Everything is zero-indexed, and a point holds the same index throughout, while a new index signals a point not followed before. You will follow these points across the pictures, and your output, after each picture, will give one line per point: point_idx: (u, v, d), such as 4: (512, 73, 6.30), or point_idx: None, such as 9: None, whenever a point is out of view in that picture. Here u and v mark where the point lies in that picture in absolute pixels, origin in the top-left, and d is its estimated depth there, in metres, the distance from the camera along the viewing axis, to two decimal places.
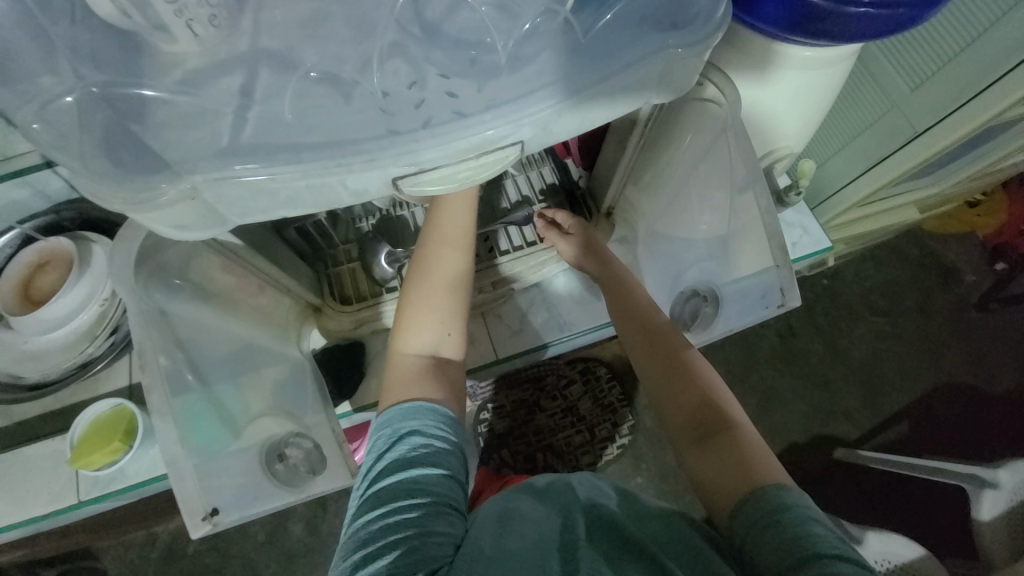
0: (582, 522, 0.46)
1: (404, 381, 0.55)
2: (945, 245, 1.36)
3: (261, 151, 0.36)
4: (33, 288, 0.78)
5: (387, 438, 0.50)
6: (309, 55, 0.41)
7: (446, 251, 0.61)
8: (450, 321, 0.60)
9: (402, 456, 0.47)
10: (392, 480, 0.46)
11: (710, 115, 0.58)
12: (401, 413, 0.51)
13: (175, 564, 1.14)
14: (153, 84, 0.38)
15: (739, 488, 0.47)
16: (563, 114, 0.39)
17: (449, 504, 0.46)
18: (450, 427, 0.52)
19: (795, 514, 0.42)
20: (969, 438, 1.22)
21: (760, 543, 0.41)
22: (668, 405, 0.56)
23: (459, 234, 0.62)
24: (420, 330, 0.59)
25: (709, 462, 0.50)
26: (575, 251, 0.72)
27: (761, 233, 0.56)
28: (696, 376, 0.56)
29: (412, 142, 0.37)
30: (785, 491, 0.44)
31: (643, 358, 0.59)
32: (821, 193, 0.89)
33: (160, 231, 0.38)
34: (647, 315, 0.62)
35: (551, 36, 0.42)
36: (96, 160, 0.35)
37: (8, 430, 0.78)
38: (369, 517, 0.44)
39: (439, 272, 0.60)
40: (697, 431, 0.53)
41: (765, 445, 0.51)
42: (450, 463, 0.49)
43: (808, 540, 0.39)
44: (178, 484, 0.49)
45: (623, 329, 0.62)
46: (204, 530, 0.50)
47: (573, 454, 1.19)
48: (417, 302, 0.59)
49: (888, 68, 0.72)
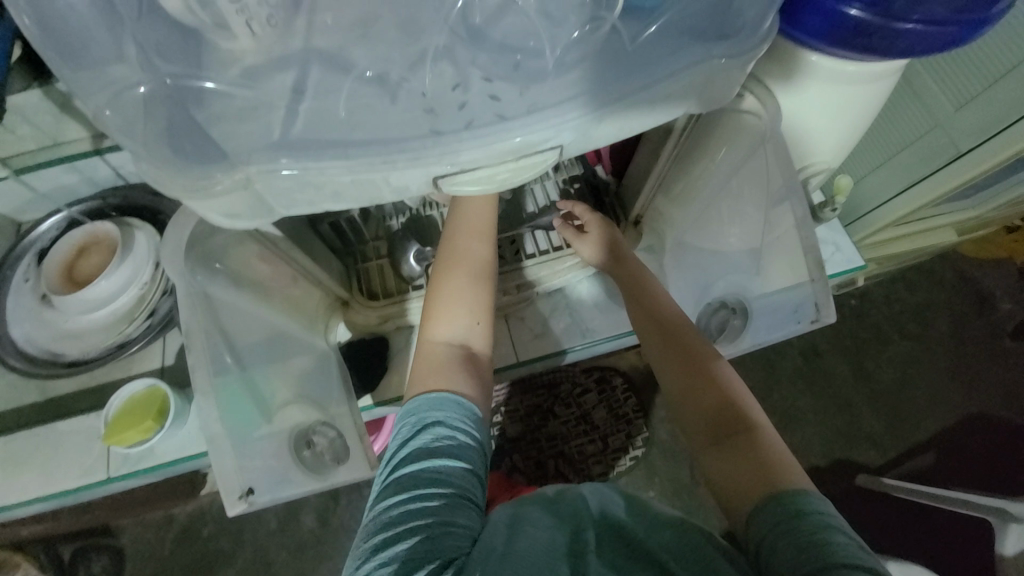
0: (591, 531, 0.45)
1: (433, 370, 0.55)
2: (981, 271, 1.32)
3: (311, 146, 0.38)
4: (77, 270, 0.82)
5: (412, 426, 0.50)
6: (360, 56, 0.43)
7: (474, 241, 0.62)
8: (479, 313, 0.60)
9: (425, 445, 0.47)
10: (415, 468, 0.46)
11: (748, 127, 0.57)
12: (427, 402, 0.51)
13: (190, 546, 1.16)
14: (214, 77, 0.40)
15: (756, 485, 0.46)
16: (602, 121, 0.39)
17: (468, 498, 0.45)
18: (475, 423, 0.52)
19: (818, 520, 0.41)
20: (1001, 473, 1.17)
21: (776, 549, 0.41)
22: (691, 392, 0.56)
23: (484, 229, 0.63)
24: (448, 321, 0.59)
25: (725, 463, 0.50)
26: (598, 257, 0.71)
27: (796, 246, 0.56)
28: (722, 371, 0.56)
29: (454, 142, 0.38)
30: (807, 496, 0.43)
31: (669, 355, 0.59)
32: (854, 211, 0.88)
33: (211, 218, 0.39)
34: (667, 306, 0.62)
35: (594, 44, 0.43)
36: (158, 147, 0.36)
37: (42, 405, 0.82)
38: (391, 501, 0.45)
39: (468, 264, 0.61)
40: (716, 417, 0.54)
41: (786, 446, 0.50)
42: (471, 458, 0.48)
43: (829, 547, 0.38)
44: (216, 462, 0.52)
45: (649, 318, 0.62)
46: (241, 508, 0.52)
47: (584, 463, 1.18)
48: (445, 293, 0.60)
49: (932, 85, 0.71)
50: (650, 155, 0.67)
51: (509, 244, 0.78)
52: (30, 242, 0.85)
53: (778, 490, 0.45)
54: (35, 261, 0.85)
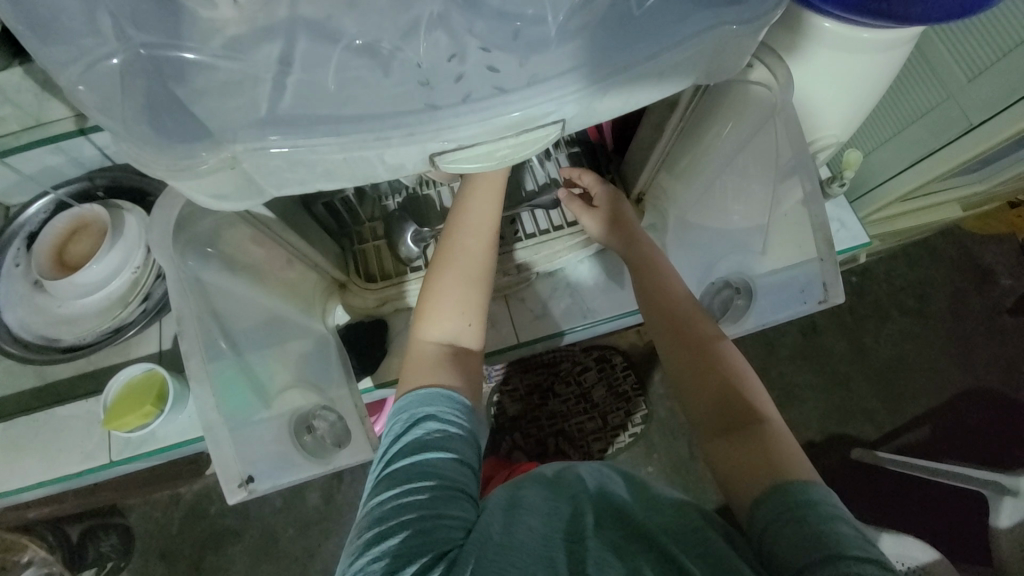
0: (591, 513, 0.45)
1: (422, 370, 0.54)
2: (983, 246, 1.31)
3: (299, 123, 0.36)
4: (68, 254, 0.81)
5: (404, 422, 0.49)
6: (350, 24, 0.40)
7: (461, 238, 0.59)
8: (471, 313, 0.58)
9: (416, 439, 0.47)
10: (407, 462, 0.46)
11: (757, 98, 0.54)
12: (418, 399, 0.50)
13: (197, 525, 1.18)
14: (195, 48, 0.38)
15: (763, 474, 0.46)
16: (606, 94, 0.37)
17: (460, 489, 0.45)
18: (465, 414, 0.51)
19: (826, 511, 0.40)
20: (995, 445, 1.18)
21: (779, 542, 0.40)
22: (695, 384, 0.55)
23: (483, 223, 0.59)
24: (439, 320, 0.57)
25: (734, 452, 0.49)
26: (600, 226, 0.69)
27: (807, 227, 0.54)
28: (727, 361, 0.55)
29: (451, 117, 0.36)
30: (813, 487, 0.43)
31: (676, 344, 0.57)
32: (862, 186, 0.86)
33: (199, 200, 0.38)
34: (674, 289, 0.61)
35: (598, 10, 0.40)
36: (138, 125, 0.35)
37: (43, 391, 0.82)
38: (384, 496, 0.45)
39: (459, 259, 0.58)
40: (722, 409, 0.53)
41: (793, 437, 0.50)
42: (463, 450, 0.48)
43: (838, 537, 0.38)
44: (215, 450, 0.51)
45: (657, 301, 0.61)
46: (240, 496, 0.51)
47: (584, 440, 1.19)
48: (436, 292, 0.58)
49: (945, 55, 0.69)
50: (652, 131, 0.65)
51: (509, 224, 0.76)
52: (17, 226, 0.83)
53: (785, 480, 0.44)
54: (24, 245, 0.83)
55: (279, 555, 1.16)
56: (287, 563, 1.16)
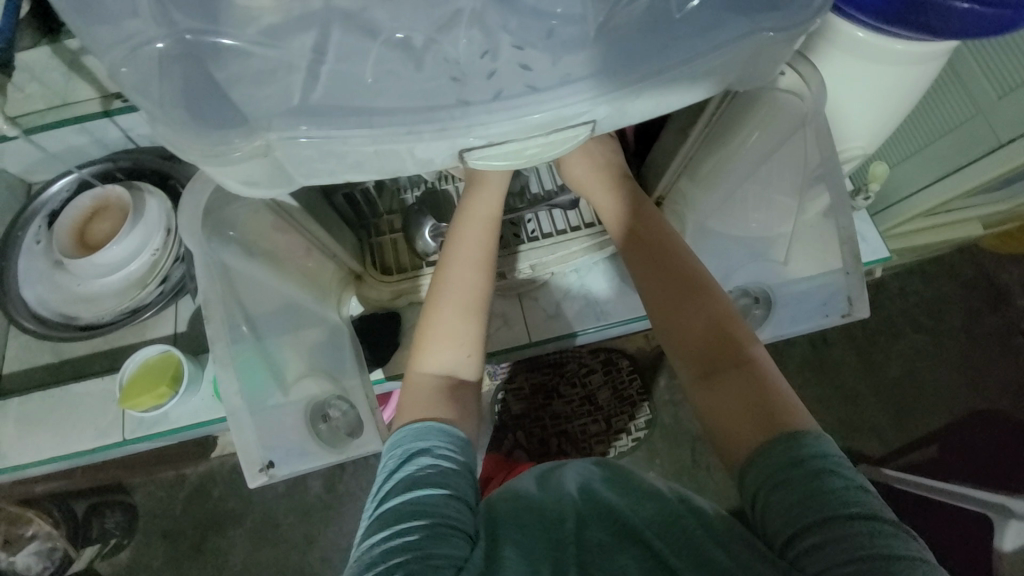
0: (573, 518, 0.45)
1: (416, 404, 0.53)
2: (1000, 265, 1.29)
3: (333, 114, 0.36)
4: (88, 234, 0.82)
5: (397, 457, 0.48)
6: (383, 17, 0.40)
7: (459, 265, 0.58)
8: (468, 344, 0.57)
9: (409, 476, 0.45)
10: (398, 501, 0.43)
11: (789, 108, 0.53)
12: (412, 433, 0.49)
13: (200, 506, 1.19)
14: (232, 35, 0.38)
15: (750, 419, 0.45)
16: (638, 96, 0.37)
17: (453, 525, 0.42)
18: (460, 447, 0.49)
19: (818, 465, 0.40)
20: (1003, 467, 1.17)
21: (769, 503, 0.40)
22: (673, 325, 0.53)
23: (480, 255, 0.59)
24: (435, 350, 0.56)
25: (716, 393, 0.48)
26: (585, 172, 0.61)
27: (834, 239, 0.58)
28: (708, 298, 0.52)
29: (483, 114, 0.36)
30: (803, 438, 0.42)
31: (654, 284, 0.54)
32: (885, 199, 0.85)
33: (229, 185, 0.38)
34: (657, 229, 0.57)
35: (634, 11, 0.40)
36: (175, 109, 0.35)
37: (58, 365, 0.84)
38: (374, 538, 0.42)
39: (454, 291, 0.57)
40: (703, 349, 0.51)
41: (781, 372, 0.49)
42: (457, 484, 0.45)
43: (830, 500, 0.37)
44: (238, 436, 0.53)
45: (644, 229, 0.58)
46: (261, 480, 0.54)
47: (587, 442, 1.19)
48: (432, 324, 0.57)
49: (977, 72, 0.68)
50: (676, 134, 0.61)
51: (509, 226, 0.76)
52: (39, 204, 0.85)
53: (783, 431, 0.43)
54: (45, 223, 0.84)
55: (280, 541, 1.17)
56: (288, 548, 1.17)
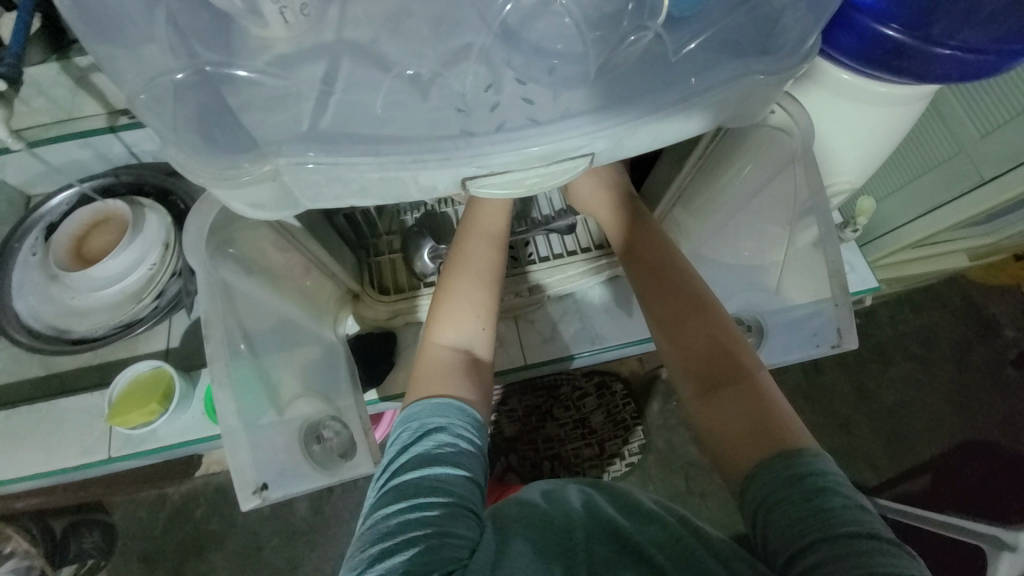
0: (581, 529, 0.44)
1: (435, 375, 0.53)
2: (987, 297, 1.32)
3: (342, 141, 0.37)
4: (86, 247, 0.82)
5: (413, 431, 0.48)
6: (391, 50, 0.42)
7: (478, 245, 0.60)
8: (485, 316, 0.57)
9: (427, 452, 0.46)
10: (415, 476, 0.44)
11: (779, 144, 0.56)
12: (430, 408, 0.49)
13: (181, 528, 1.16)
14: (244, 64, 0.39)
15: (756, 437, 0.45)
16: (636, 131, 0.39)
17: (468, 507, 0.43)
18: (476, 429, 0.50)
19: (817, 483, 0.40)
20: (995, 497, 1.17)
21: (770, 519, 0.40)
22: (674, 340, 0.53)
23: (496, 230, 0.61)
24: (453, 324, 0.56)
25: (716, 409, 0.49)
26: (596, 194, 0.63)
27: (824, 268, 0.59)
28: (711, 316, 0.53)
29: (486, 145, 0.38)
30: (808, 459, 0.41)
31: (661, 296, 0.56)
32: (873, 231, 0.87)
33: (236, 208, 0.39)
34: (662, 245, 0.59)
35: (634, 51, 0.42)
36: (187, 133, 0.36)
37: (46, 379, 0.83)
38: (390, 509, 0.42)
39: (474, 266, 0.59)
40: (706, 363, 0.51)
41: (782, 393, 0.49)
42: (472, 466, 0.46)
43: (832, 514, 0.37)
44: (232, 457, 0.52)
45: (643, 246, 0.59)
46: (254, 503, 0.53)
47: (580, 467, 1.17)
48: (451, 299, 0.57)
49: (959, 111, 0.71)
50: (671, 164, 0.63)
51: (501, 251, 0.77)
52: (38, 217, 0.85)
53: (785, 447, 0.43)
54: (42, 235, 0.85)
55: (262, 566, 1.14)
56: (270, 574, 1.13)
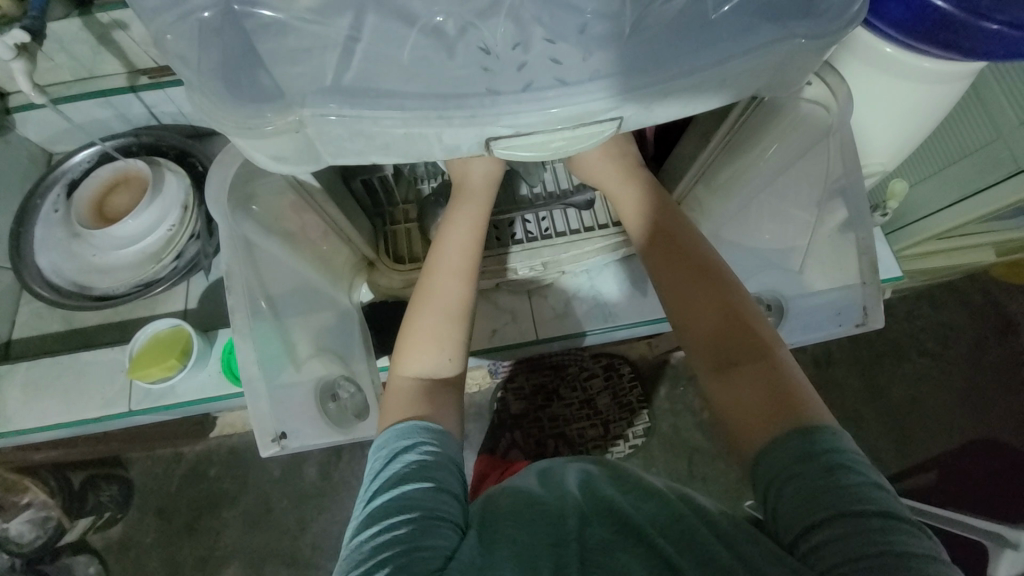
0: (574, 515, 0.44)
1: (393, 407, 0.52)
2: (1010, 295, 1.28)
3: (366, 95, 0.36)
4: (108, 205, 0.82)
5: (382, 458, 0.47)
6: (416, 4, 0.40)
7: (443, 276, 0.57)
8: (449, 345, 0.55)
9: (395, 474, 0.45)
10: (385, 499, 0.44)
11: (813, 119, 0.54)
12: (395, 433, 0.48)
13: (195, 485, 1.20)
14: (269, 14, 0.38)
15: (770, 414, 0.45)
16: (664, 98, 0.38)
17: (439, 517, 0.42)
18: (439, 435, 0.49)
19: (833, 459, 0.39)
20: (1001, 498, 1.15)
21: (780, 493, 0.40)
22: (688, 318, 0.52)
23: (461, 262, 0.58)
24: (415, 354, 0.55)
25: (731, 387, 0.48)
26: (618, 175, 0.61)
27: (852, 252, 0.60)
28: (727, 292, 0.52)
29: (512, 104, 0.37)
30: (826, 435, 0.41)
31: (677, 271, 0.54)
32: (900, 218, 0.84)
33: (259, 159, 0.39)
34: (673, 227, 0.57)
35: (669, 12, 0.40)
36: (212, 83, 0.36)
37: (68, 334, 0.85)
38: (363, 536, 0.42)
39: (439, 294, 0.57)
40: (721, 341, 0.50)
41: (801, 371, 0.48)
42: (442, 476, 0.45)
43: (844, 492, 0.37)
44: (253, 404, 0.54)
45: (663, 227, 0.57)
46: (273, 450, 0.55)
47: (583, 446, 1.18)
48: (416, 329, 0.56)
49: (1000, 95, 0.68)
50: (697, 139, 0.61)
51: (507, 226, 0.75)
52: (61, 173, 0.86)
53: (799, 424, 0.43)
54: (63, 192, 0.85)
55: (272, 525, 1.18)
56: (281, 533, 1.17)
